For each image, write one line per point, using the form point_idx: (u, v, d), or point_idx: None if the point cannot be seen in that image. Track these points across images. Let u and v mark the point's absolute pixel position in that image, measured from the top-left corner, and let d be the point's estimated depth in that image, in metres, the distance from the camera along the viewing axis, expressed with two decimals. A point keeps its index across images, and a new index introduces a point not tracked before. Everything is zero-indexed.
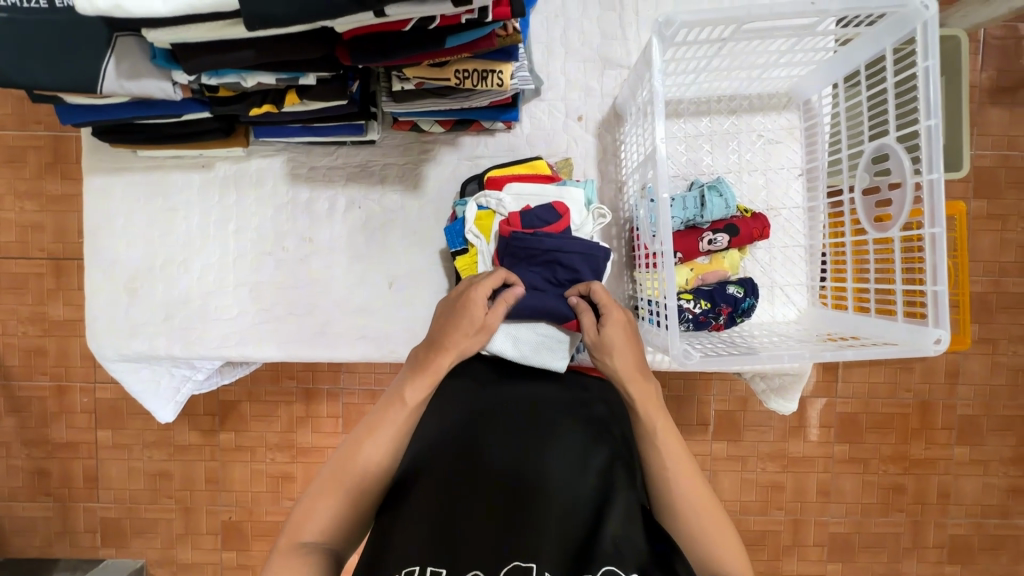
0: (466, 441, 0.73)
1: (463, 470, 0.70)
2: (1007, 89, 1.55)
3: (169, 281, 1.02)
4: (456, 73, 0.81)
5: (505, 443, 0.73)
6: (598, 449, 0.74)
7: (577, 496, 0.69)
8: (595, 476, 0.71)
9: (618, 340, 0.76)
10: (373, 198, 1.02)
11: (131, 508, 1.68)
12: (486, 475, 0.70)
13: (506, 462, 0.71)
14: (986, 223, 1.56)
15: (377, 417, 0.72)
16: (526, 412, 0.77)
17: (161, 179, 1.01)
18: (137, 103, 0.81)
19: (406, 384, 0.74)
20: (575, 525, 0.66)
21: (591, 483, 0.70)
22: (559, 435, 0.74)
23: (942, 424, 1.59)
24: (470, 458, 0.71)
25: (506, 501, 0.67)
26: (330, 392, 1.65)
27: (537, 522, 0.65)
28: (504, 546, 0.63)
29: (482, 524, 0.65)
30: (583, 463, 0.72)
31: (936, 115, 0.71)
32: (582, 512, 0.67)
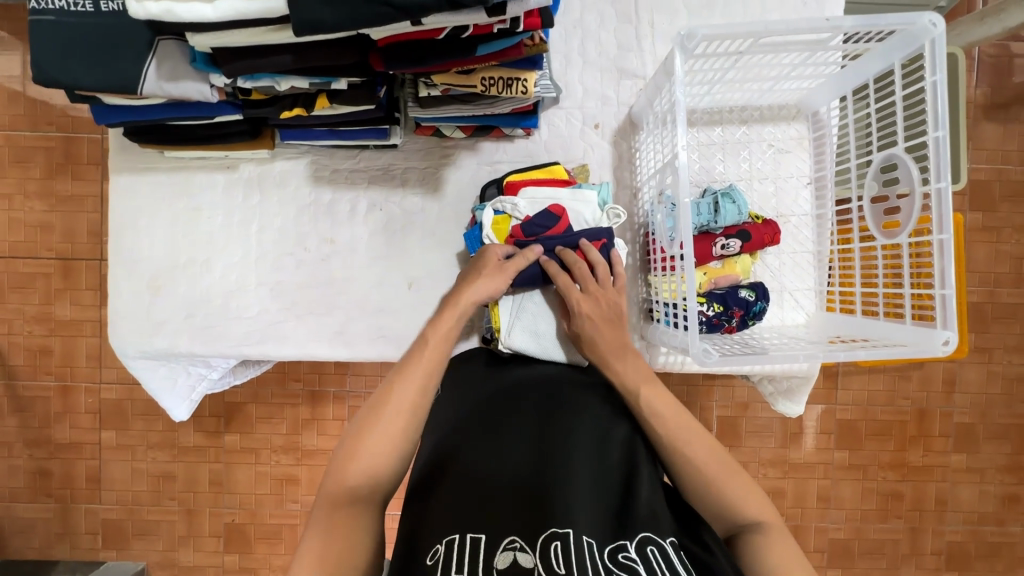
0: (495, 425, 0.78)
1: (496, 449, 0.74)
2: (1001, 105, 1.61)
3: (191, 279, 1.04)
4: (482, 81, 0.83)
5: (532, 426, 0.78)
6: (618, 427, 0.79)
7: (604, 471, 0.74)
8: (618, 452, 0.76)
9: (590, 328, 0.85)
10: (393, 201, 1.05)
11: (133, 510, 1.68)
12: (516, 454, 0.74)
13: (535, 441, 0.76)
14: (982, 235, 1.61)
15: (407, 363, 0.77)
16: (550, 397, 0.82)
17: (184, 180, 1.03)
18: (171, 104, 0.83)
19: (434, 326, 0.81)
20: (604, 496, 0.71)
21: (617, 458, 0.76)
22: (582, 415, 0.80)
23: (940, 432, 1.62)
24: (500, 438, 0.76)
25: (539, 475, 0.71)
26: (336, 395, 1.66)
27: (570, 492, 0.69)
28: (541, 515, 0.66)
29: (517, 497, 0.69)
30: (608, 441, 0.77)
31: (943, 126, 0.74)
32: (611, 485, 0.73)
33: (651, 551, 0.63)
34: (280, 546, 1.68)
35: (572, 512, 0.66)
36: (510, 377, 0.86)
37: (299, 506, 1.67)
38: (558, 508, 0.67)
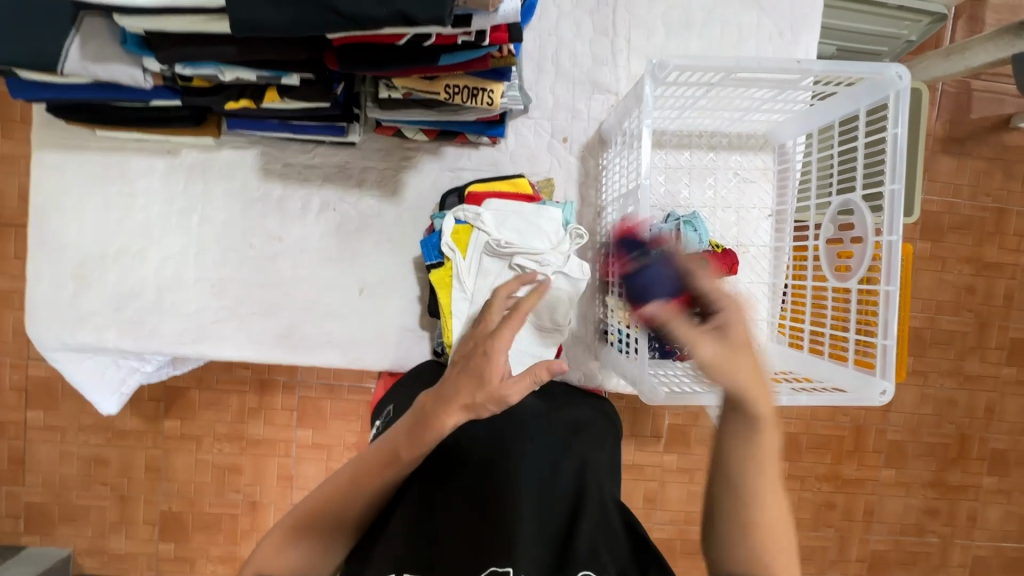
0: (440, 458, 0.75)
1: (440, 480, 0.72)
2: (956, 140, 1.66)
3: (123, 270, 0.96)
4: (446, 88, 0.79)
5: (481, 454, 0.75)
6: (568, 455, 0.77)
7: (551, 500, 0.72)
8: (567, 477, 0.75)
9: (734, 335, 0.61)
10: (348, 201, 0.99)
11: (61, 495, 1.59)
12: (461, 487, 0.72)
13: (481, 468, 0.73)
14: (927, 263, 1.67)
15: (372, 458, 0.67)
16: (499, 422, 0.79)
17: (119, 163, 0.95)
18: (100, 84, 0.75)
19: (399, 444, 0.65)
20: (548, 527, 0.70)
21: (566, 486, 0.74)
22: (530, 439, 0.78)
23: (873, 448, 1.70)
24: (447, 469, 0.74)
25: (483, 506, 0.70)
26: (286, 383, 1.60)
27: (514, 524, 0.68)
28: (481, 553, 0.66)
29: (461, 534, 0.68)
30: (557, 468, 0.76)
31: (899, 180, 0.75)
32: (558, 515, 0.71)
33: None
34: (219, 535, 1.62)
35: (512, 550, 0.65)
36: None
37: (240, 495, 1.62)
38: (500, 544, 0.65)
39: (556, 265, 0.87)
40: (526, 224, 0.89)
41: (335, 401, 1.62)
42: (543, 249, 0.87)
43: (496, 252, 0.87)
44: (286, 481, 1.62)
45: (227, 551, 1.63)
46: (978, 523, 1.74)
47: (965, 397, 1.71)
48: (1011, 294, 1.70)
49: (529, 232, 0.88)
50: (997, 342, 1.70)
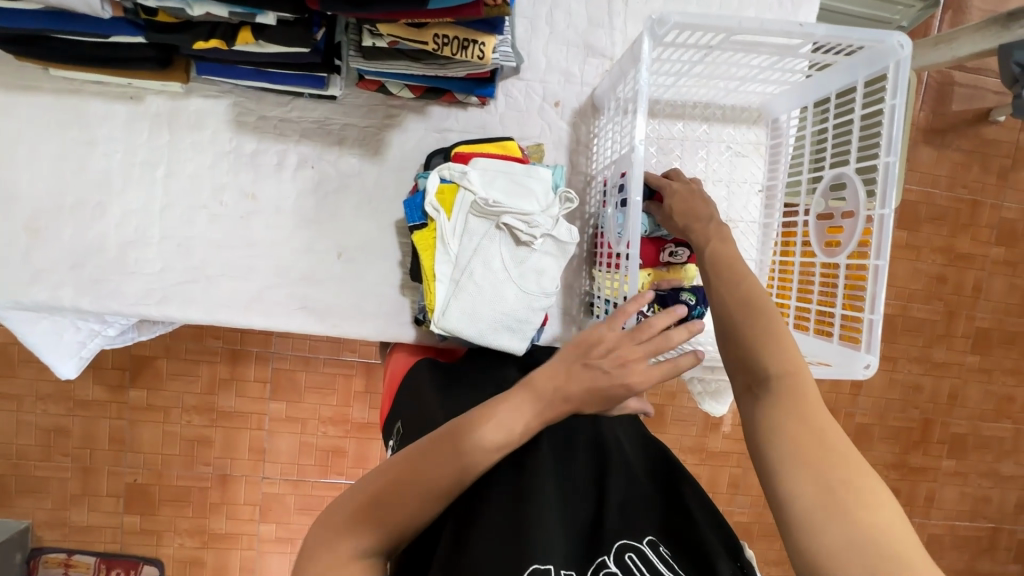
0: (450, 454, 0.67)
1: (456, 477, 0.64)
2: (938, 131, 1.68)
3: (82, 224, 0.90)
4: (435, 38, 0.75)
5: None
6: (581, 428, 0.73)
7: (570, 481, 0.66)
8: (585, 452, 0.69)
9: (673, 195, 0.84)
10: (328, 160, 0.94)
11: (19, 465, 1.52)
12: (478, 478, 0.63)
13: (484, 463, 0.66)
14: (903, 252, 1.70)
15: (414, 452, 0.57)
16: None
17: (77, 108, 0.88)
18: (51, 12, 0.69)
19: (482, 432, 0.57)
20: (575, 504, 0.63)
21: (585, 465, 0.68)
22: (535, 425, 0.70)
23: (843, 430, 1.74)
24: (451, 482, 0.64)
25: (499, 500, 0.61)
26: (259, 355, 1.55)
27: (538, 502, 0.59)
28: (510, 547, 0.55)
29: (487, 526, 0.57)
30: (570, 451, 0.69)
31: (895, 153, 0.74)
32: (581, 495, 0.65)
33: (631, 560, 0.58)
34: (187, 508, 1.58)
35: (541, 531, 0.56)
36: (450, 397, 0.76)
37: (210, 468, 1.57)
38: (524, 531, 0.56)
39: (546, 229, 0.83)
40: (517, 185, 0.85)
41: (310, 374, 1.57)
42: (534, 211, 0.83)
43: (483, 211, 0.82)
44: (258, 455, 1.58)
45: (195, 524, 1.59)
46: (935, 503, 1.82)
47: (931, 383, 1.76)
48: (979, 285, 1.74)
49: (519, 194, 0.84)
50: (964, 331, 1.75)
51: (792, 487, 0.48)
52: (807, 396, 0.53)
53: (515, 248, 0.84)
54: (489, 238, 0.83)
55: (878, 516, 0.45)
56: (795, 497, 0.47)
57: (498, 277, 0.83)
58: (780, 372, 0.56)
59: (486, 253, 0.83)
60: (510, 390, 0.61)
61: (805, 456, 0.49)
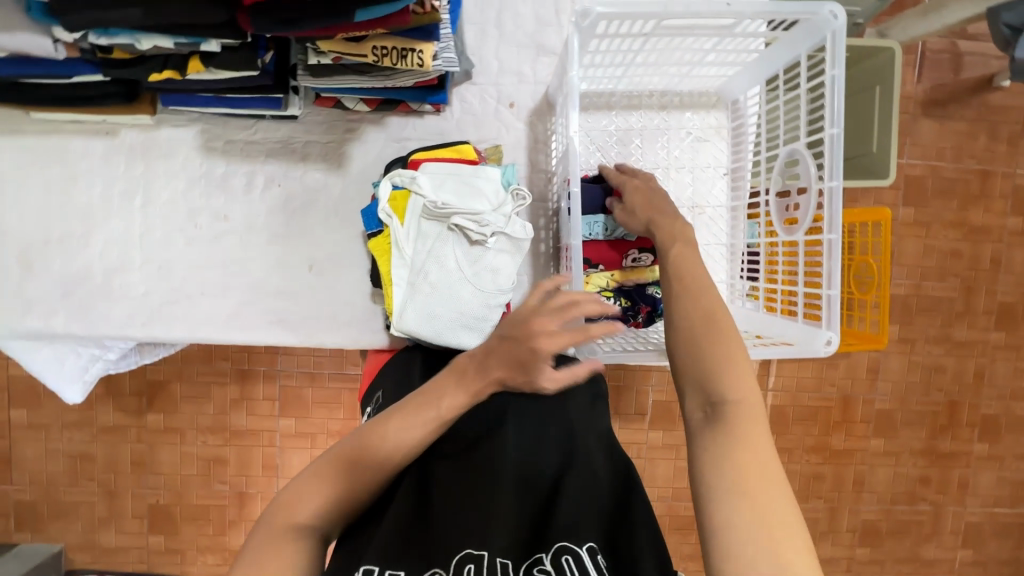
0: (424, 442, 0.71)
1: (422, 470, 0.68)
2: (938, 102, 1.62)
3: (70, 253, 0.96)
4: (373, 50, 0.77)
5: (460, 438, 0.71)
6: (551, 427, 0.74)
7: (532, 473, 0.68)
8: (551, 456, 0.70)
9: (633, 198, 0.83)
10: (294, 176, 0.98)
11: (49, 491, 1.60)
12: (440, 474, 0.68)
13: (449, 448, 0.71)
14: (911, 230, 1.64)
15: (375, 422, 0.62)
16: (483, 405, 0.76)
17: (58, 147, 0.94)
18: (16, 59, 0.75)
19: (444, 394, 0.64)
20: (529, 503, 0.65)
21: (551, 459, 0.70)
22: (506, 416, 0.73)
23: (860, 417, 1.68)
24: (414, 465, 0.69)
25: (458, 492, 0.65)
26: (266, 374, 1.59)
27: (486, 508, 0.63)
28: (453, 535, 0.60)
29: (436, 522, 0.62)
30: (538, 444, 0.71)
31: (838, 123, 0.72)
32: (542, 485, 0.67)
33: (566, 561, 0.57)
34: (207, 526, 1.63)
35: (488, 529, 0.60)
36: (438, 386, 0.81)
37: (227, 487, 1.62)
38: (468, 526, 0.61)
39: (497, 226, 0.85)
40: (466, 186, 0.87)
41: (317, 390, 1.60)
42: (483, 210, 0.85)
43: (432, 214, 0.85)
44: (272, 471, 1.61)
45: (215, 541, 1.63)
46: (969, 489, 1.72)
47: (953, 363, 1.68)
48: (997, 258, 1.66)
49: (469, 194, 0.86)
50: (985, 307, 1.67)
51: (727, 519, 0.47)
52: (753, 426, 0.52)
53: (468, 247, 0.86)
54: (441, 239, 0.86)
55: (796, 553, 0.45)
56: (728, 535, 0.46)
57: (453, 277, 0.85)
58: (736, 401, 0.53)
59: (439, 254, 0.85)
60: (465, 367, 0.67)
61: (746, 487, 0.48)
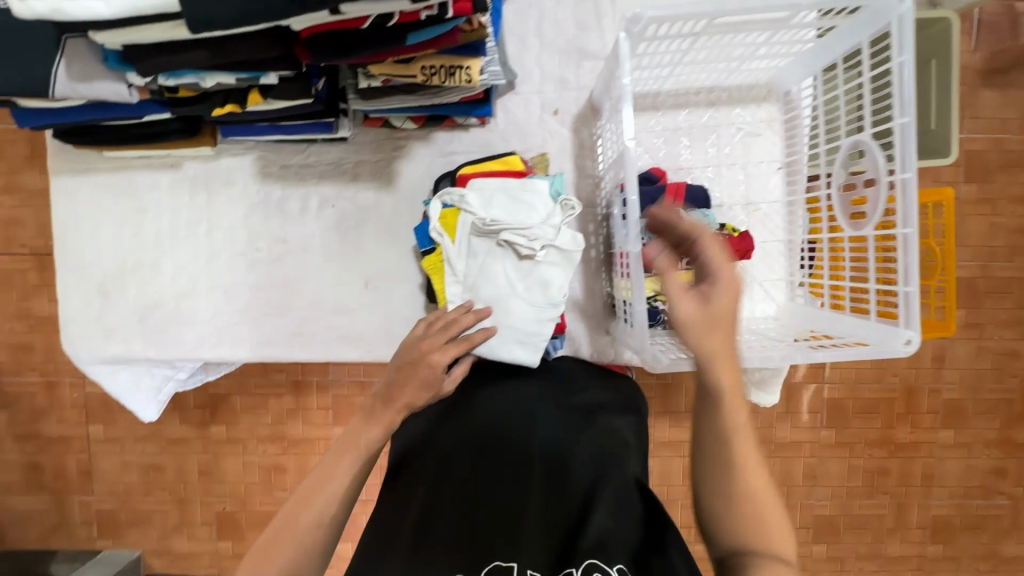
0: (459, 442, 0.74)
1: (452, 472, 0.71)
2: (999, 70, 1.50)
3: (144, 282, 1.01)
4: (422, 70, 0.78)
5: (491, 443, 0.73)
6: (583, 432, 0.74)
7: (561, 486, 0.69)
8: (582, 463, 0.70)
9: (716, 306, 0.56)
10: (346, 197, 1.00)
11: (126, 500, 1.68)
12: (471, 478, 0.71)
13: (477, 455, 0.72)
14: (976, 208, 1.53)
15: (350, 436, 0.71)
16: (518, 411, 0.77)
17: (129, 182, 0.99)
18: (94, 104, 0.80)
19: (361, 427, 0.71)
20: (558, 516, 0.66)
21: (581, 472, 0.69)
22: (535, 424, 0.75)
23: (927, 409, 1.59)
24: (445, 469, 0.72)
25: (482, 500, 0.69)
26: (319, 384, 1.63)
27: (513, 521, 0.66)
28: (480, 545, 0.66)
29: (464, 527, 0.67)
30: (567, 455, 0.71)
31: (909, 112, 0.69)
32: (572, 499, 0.67)
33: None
34: None
35: (514, 542, 0.65)
36: (475, 390, 0.82)
37: (288, 493, 1.67)
38: (501, 539, 0.65)
39: (546, 239, 0.85)
40: (513, 200, 0.87)
41: None
42: (532, 224, 0.85)
43: (480, 232, 0.86)
44: None
45: None
46: None
47: None
48: None
49: (516, 209, 0.86)
50: None
51: None
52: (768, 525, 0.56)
53: (518, 262, 0.86)
54: (490, 256, 0.86)
55: None
56: None
57: (504, 292, 0.86)
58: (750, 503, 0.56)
59: (490, 271, 0.86)
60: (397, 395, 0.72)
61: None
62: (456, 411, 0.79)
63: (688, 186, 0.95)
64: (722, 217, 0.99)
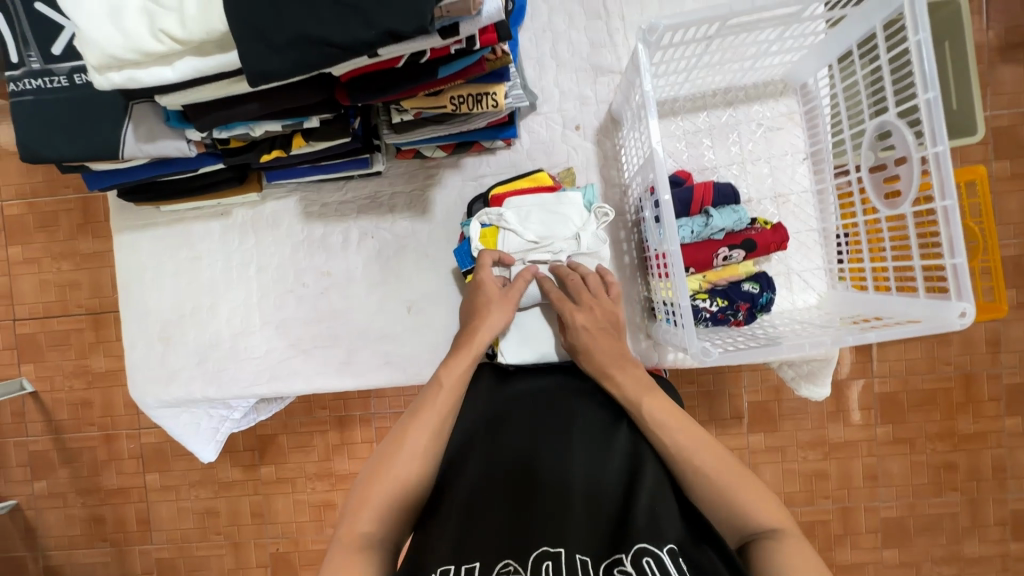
0: (491, 450, 0.74)
1: (489, 478, 0.71)
2: (1016, 44, 1.48)
3: (202, 325, 1.07)
4: (451, 100, 0.83)
5: (526, 447, 0.74)
6: (618, 438, 0.75)
7: (602, 484, 0.70)
8: (619, 467, 0.72)
9: (584, 341, 0.81)
10: (384, 227, 1.05)
11: (183, 548, 1.69)
12: (507, 483, 0.70)
13: (514, 460, 0.72)
14: (1011, 185, 1.48)
15: (425, 397, 0.75)
16: (549, 415, 0.78)
17: (183, 233, 1.06)
18: (155, 162, 0.87)
19: (446, 366, 0.78)
20: (601, 511, 0.67)
21: (618, 475, 0.71)
22: (570, 431, 0.76)
23: (989, 396, 1.52)
24: (482, 469, 0.72)
25: (523, 501, 0.68)
26: (362, 418, 1.64)
27: (557, 514, 0.66)
28: (525, 536, 0.63)
29: (505, 526, 0.65)
30: (604, 461, 0.72)
31: (933, 87, 0.70)
32: (611, 496, 0.69)
33: (647, 562, 0.57)
34: None
35: (562, 528, 0.64)
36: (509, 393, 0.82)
37: None
38: (546, 526, 0.64)
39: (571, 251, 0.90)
40: (551, 214, 0.90)
41: None
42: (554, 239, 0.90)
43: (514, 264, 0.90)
44: None
45: None
46: None
47: None
48: None
49: (553, 221, 0.90)
50: None
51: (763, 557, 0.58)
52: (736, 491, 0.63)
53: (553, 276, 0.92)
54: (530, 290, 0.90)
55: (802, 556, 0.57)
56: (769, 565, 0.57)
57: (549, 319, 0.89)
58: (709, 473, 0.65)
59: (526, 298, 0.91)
60: (461, 350, 0.79)
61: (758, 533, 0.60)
62: (487, 420, 0.78)
63: (716, 185, 0.96)
64: (752, 212, 1.00)
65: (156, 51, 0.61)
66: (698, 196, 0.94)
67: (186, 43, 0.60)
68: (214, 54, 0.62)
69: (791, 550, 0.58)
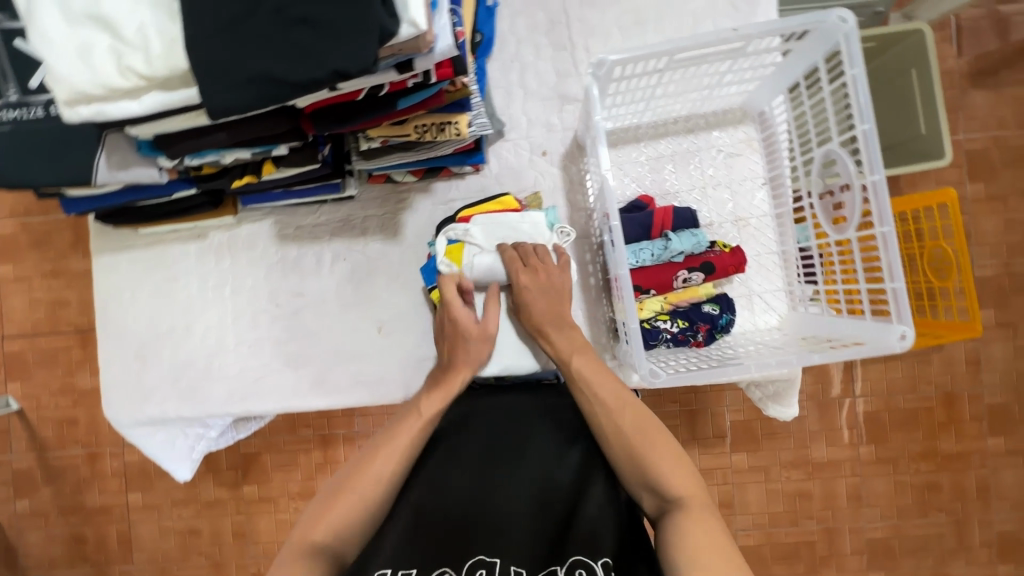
0: (449, 455, 0.78)
1: (444, 483, 0.75)
2: (987, 71, 1.51)
3: (177, 345, 1.09)
4: (416, 128, 0.86)
5: (482, 454, 0.77)
6: (572, 447, 0.77)
7: (550, 492, 0.74)
8: (569, 475, 0.75)
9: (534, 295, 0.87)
10: (357, 250, 1.08)
11: (164, 568, 1.68)
12: (460, 488, 0.75)
13: (469, 466, 0.77)
14: (986, 207, 1.51)
15: (396, 425, 0.77)
16: (509, 420, 0.80)
17: (161, 255, 1.09)
18: (130, 188, 0.90)
19: (422, 397, 0.80)
20: (546, 518, 0.73)
21: (567, 484, 0.75)
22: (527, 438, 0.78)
23: (971, 416, 1.52)
24: (438, 475, 0.76)
25: (473, 507, 0.74)
26: (346, 436, 1.65)
27: (501, 525, 0.72)
28: (469, 542, 0.71)
29: (452, 531, 0.72)
30: (556, 471, 0.76)
31: (869, 119, 0.73)
32: (557, 504, 0.74)
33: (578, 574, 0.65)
34: None
35: (503, 539, 0.70)
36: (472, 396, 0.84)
37: None
38: (489, 535, 0.71)
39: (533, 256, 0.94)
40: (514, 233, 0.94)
41: None
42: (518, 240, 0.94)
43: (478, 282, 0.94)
44: None
45: None
46: None
47: None
48: None
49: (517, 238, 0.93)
50: None
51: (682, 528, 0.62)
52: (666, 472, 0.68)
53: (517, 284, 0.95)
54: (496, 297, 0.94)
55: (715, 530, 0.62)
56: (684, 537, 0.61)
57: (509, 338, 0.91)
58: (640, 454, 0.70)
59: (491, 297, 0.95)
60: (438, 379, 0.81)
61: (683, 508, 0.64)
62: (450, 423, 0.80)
63: (677, 209, 0.98)
64: (713, 235, 1.03)
65: (123, 86, 0.64)
66: (655, 221, 0.97)
67: (150, 79, 0.64)
68: (178, 88, 0.65)
69: (701, 522, 0.62)
